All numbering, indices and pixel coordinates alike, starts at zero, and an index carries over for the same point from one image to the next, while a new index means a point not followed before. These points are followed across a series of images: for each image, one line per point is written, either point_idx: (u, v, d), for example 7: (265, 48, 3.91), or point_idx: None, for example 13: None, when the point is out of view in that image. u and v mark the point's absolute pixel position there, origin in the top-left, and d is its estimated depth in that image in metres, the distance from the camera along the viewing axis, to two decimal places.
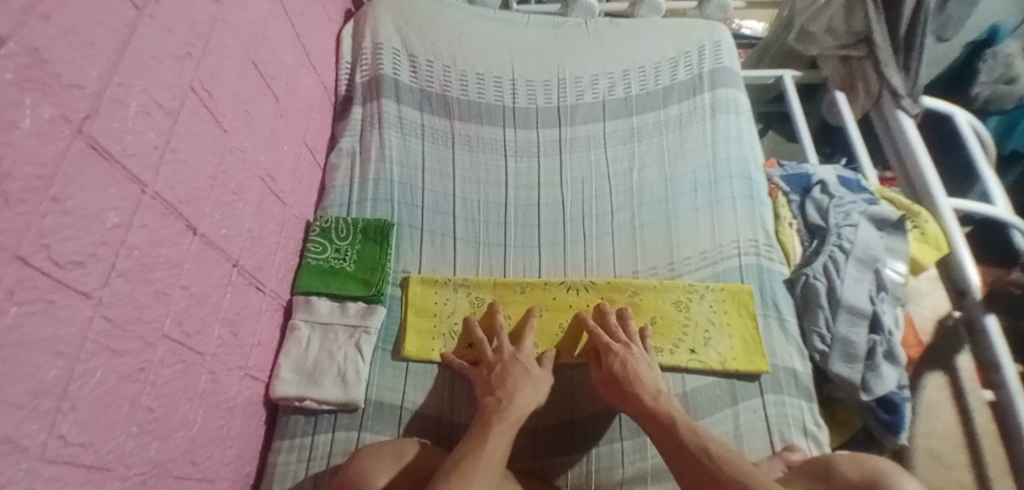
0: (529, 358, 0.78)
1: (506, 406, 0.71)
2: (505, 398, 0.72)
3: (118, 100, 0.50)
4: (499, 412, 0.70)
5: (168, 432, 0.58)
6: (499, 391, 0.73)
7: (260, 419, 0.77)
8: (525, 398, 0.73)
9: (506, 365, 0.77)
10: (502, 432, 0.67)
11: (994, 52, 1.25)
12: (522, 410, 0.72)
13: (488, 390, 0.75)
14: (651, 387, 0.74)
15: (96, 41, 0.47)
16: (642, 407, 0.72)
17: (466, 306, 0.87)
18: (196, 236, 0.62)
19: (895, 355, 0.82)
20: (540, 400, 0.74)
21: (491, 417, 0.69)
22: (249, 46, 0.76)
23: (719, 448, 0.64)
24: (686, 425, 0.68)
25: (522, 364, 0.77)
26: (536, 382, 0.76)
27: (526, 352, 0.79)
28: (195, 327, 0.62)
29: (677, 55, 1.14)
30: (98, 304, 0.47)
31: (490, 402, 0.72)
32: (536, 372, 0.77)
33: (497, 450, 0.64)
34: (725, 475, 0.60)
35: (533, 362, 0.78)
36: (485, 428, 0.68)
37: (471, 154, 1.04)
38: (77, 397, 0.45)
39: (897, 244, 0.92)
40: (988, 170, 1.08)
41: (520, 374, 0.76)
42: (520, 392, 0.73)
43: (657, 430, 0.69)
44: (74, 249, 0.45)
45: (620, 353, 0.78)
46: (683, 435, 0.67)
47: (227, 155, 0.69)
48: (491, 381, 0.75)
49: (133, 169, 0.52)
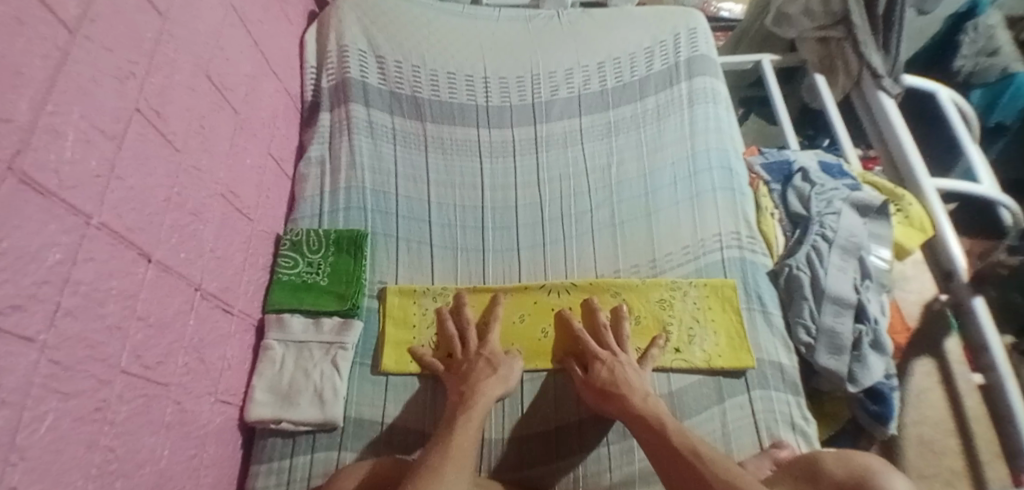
0: (494, 348, 0.79)
1: (470, 398, 0.71)
2: (472, 389, 0.73)
3: (53, 130, 0.47)
4: (463, 405, 0.71)
5: (132, 470, 0.55)
6: (462, 386, 0.74)
7: (236, 443, 0.75)
8: (491, 388, 0.73)
9: (477, 358, 0.77)
10: (467, 419, 0.68)
11: (976, 25, 1.23)
12: (488, 398, 0.72)
13: (457, 383, 0.75)
14: (639, 390, 0.73)
15: (25, 70, 0.44)
16: (627, 408, 0.71)
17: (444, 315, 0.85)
18: (151, 263, 0.59)
19: (882, 344, 0.81)
20: (507, 390, 0.75)
21: (456, 410, 0.70)
22: (201, 58, 0.73)
23: (709, 449, 0.63)
24: (676, 428, 0.66)
25: (486, 358, 0.77)
26: (503, 374, 0.76)
27: (491, 346, 0.79)
28: (156, 358, 0.59)
29: (653, 44, 1.11)
30: (44, 347, 0.45)
31: (454, 400, 0.73)
32: (501, 357, 0.78)
33: (466, 442, 0.64)
34: (716, 478, 0.58)
35: (498, 353, 0.79)
36: (451, 421, 0.68)
37: (445, 157, 1.02)
38: (28, 447, 0.43)
39: (880, 229, 0.90)
40: (972, 145, 1.07)
41: (484, 367, 0.76)
42: (483, 381, 0.74)
43: (645, 433, 0.68)
44: (13, 291, 0.42)
45: (606, 361, 0.76)
46: (672, 435, 0.65)
47: (182, 175, 0.66)
48: (458, 378, 0.76)
49: (74, 201, 0.49)
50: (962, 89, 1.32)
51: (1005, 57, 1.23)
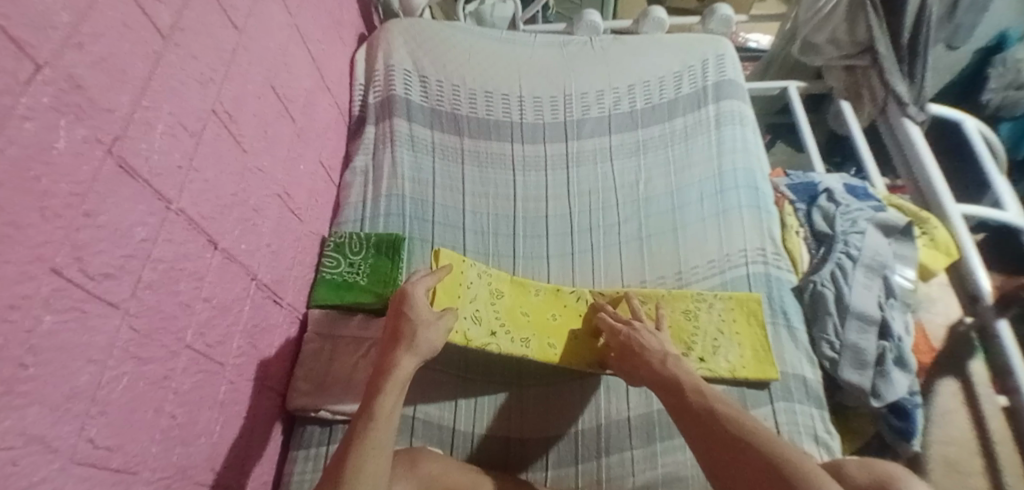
0: (418, 303, 0.72)
1: (394, 359, 0.66)
2: (390, 358, 0.67)
3: (146, 123, 0.53)
4: (386, 359, 0.67)
5: (189, 439, 0.60)
6: (389, 345, 0.69)
7: (278, 428, 0.80)
8: (414, 346, 0.68)
9: (401, 318, 0.71)
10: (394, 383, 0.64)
11: (1003, 59, 1.26)
12: (415, 353, 0.68)
13: (384, 347, 0.69)
14: (657, 353, 0.72)
15: (125, 69, 0.51)
16: (650, 371, 0.70)
17: (486, 295, 0.88)
18: (217, 250, 0.65)
19: (906, 361, 0.82)
20: (435, 338, 0.70)
21: (379, 370, 0.66)
22: (268, 70, 0.81)
23: (724, 406, 0.60)
24: (719, 402, 0.61)
25: (409, 319, 0.71)
26: (424, 323, 0.70)
27: (414, 295, 0.73)
28: (216, 338, 0.64)
29: (682, 69, 1.16)
30: (126, 314, 0.49)
31: (382, 356, 0.68)
32: (430, 314, 0.72)
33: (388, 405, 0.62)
34: (726, 432, 0.57)
35: (419, 299, 0.73)
36: (374, 384, 0.64)
37: (480, 170, 1.07)
38: (106, 402, 0.47)
39: (905, 250, 0.93)
40: (999, 176, 1.07)
41: (406, 319, 0.71)
42: (409, 336, 0.69)
43: (668, 395, 0.66)
44: (106, 261, 0.47)
45: (625, 331, 0.77)
46: (689, 395, 0.63)
47: (247, 174, 0.73)
48: (390, 332, 0.71)
49: (159, 187, 0.55)
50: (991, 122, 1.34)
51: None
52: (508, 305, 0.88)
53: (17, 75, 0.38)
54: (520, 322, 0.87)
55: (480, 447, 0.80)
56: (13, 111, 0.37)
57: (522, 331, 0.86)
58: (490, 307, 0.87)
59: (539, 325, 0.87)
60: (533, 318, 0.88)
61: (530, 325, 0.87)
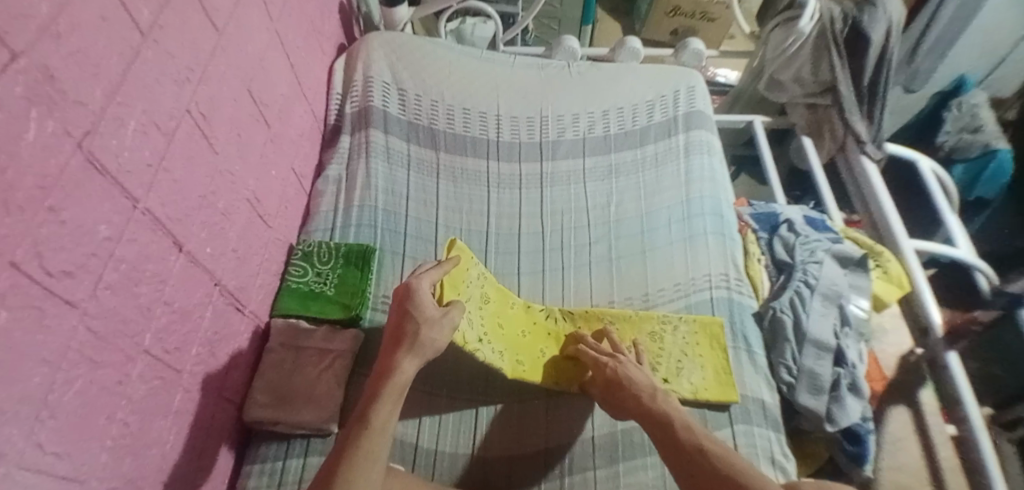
0: (423, 300, 0.71)
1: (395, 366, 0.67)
2: (391, 361, 0.68)
3: (118, 119, 0.51)
4: (387, 366, 0.68)
5: (141, 449, 0.57)
6: (392, 349, 0.69)
7: (231, 442, 0.76)
8: (416, 350, 0.68)
9: (406, 315, 0.71)
10: (393, 393, 0.65)
11: (959, 104, 1.43)
12: (416, 356, 0.68)
13: (388, 345, 0.70)
14: (647, 388, 0.75)
15: (101, 62, 0.49)
16: (641, 408, 0.72)
17: (479, 297, 0.84)
18: (182, 253, 0.63)
19: (859, 388, 0.86)
20: (440, 338, 0.70)
21: (378, 377, 0.67)
22: (246, 74, 0.80)
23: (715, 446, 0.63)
24: (704, 436, 0.65)
25: (414, 317, 0.70)
26: (431, 322, 0.70)
27: (421, 292, 0.71)
28: (175, 344, 0.62)
29: (655, 98, 1.20)
30: (83, 315, 0.47)
31: (384, 361, 0.69)
32: (435, 311, 0.71)
33: (384, 416, 0.63)
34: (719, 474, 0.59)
35: (426, 298, 0.71)
36: (372, 392, 0.65)
37: (455, 185, 1.08)
38: (57, 406, 0.44)
39: (860, 281, 0.97)
40: (951, 215, 1.15)
41: (411, 321, 0.70)
42: (413, 339, 0.69)
43: (659, 432, 0.68)
44: (65, 258, 0.45)
45: (609, 365, 0.78)
46: (681, 433, 0.66)
47: (217, 177, 0.71)
48: (394, 333, 0.71)
49: (127, 185, 0.53)
50: (946, 163, 1.46)
51: (986, 134, 1.37)
52: (492, 311, 0.86)
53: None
54: (497, 333, 0.85)
55: (443, 465, 0.79)
56: None
57: (498, 342, 0.84)
58: (478, 311, 0.83)
59: (511, 340, 0.86)
60: (507, 333, 0.86)
61: (504, 338, 0.85)
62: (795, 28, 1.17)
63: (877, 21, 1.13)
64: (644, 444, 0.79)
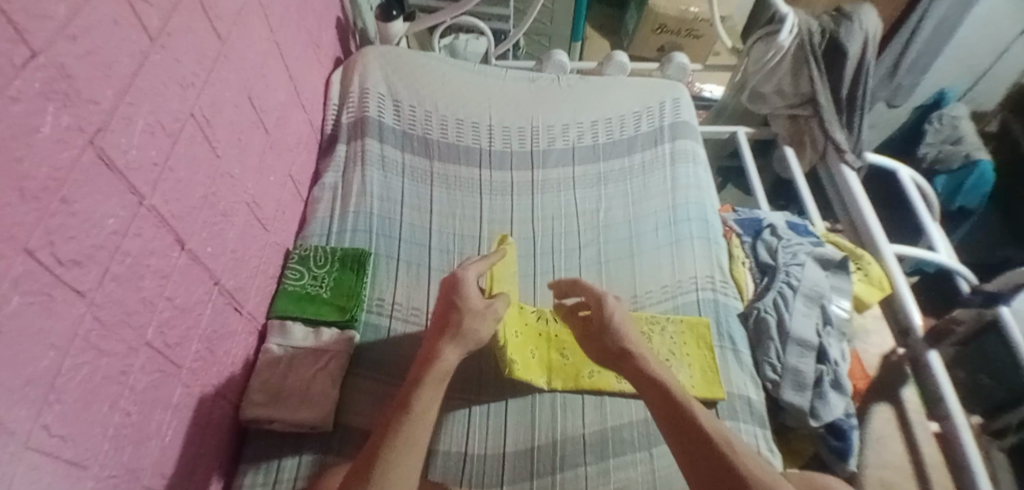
0: (468, 291, 0.75)
1: (437, 355, 0.69)
2: (435, 349, 0.70)
3: (127, 118, 0.54)
4: (430, 355, 0.69)
5: (141, 440, 0.58)
6: (436, 339, 0.71)
7: (227, 439, 0.77)
8: (463, 340, 0.71)
9: (451, 307, 0.74)
10: (436, 382, 0.66)
11: (940, 116, 1.48)
12: (464, 344, 0.71)
13: (432, 335, 0.73)
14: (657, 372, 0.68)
15: (112, 65, 0.52)
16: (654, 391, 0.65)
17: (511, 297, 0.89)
18: (183, 251, 0.65)
19: (842, 385, 0.88)
20: (486, 328, 0.73)
21: (420, 365, 0.68)
22: (247, 82, 0.83)
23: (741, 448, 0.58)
24: (706, 419, 0.61)
25: (459, 308, 0.74)
26: (479, 313, 0.74)
27: (467, 285, 0.76)
28: (175, 338, 0.63)
29: (641, 109, 1.24)
30: (90, 304, 0.49)
31: (428, 350, 0.71)
32: (479, 303, 0.75)
33: (427, 405, 0.63)
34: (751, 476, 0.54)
35: (472, 291, 0.76)
36: (415, 380, 0.66)
37: (448, 192, 1.11)
38: (63, 390, 0.46)
39: (841, 282, 1.00)
40: (934, 225, 1.19)
41: (457, 313, 0.73)
42: (462, 327, 0.72)
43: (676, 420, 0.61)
44: (75, 248, 0.47)
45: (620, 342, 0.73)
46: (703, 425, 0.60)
47: (218, 179, 0.73)
48: (441, 324, 0.73)
49: (133, 182, 0.55)
50: (929, 175, 1.52)
51: (966, 146, 1.44)
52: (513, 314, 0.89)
53: (12, 58, 0.39)
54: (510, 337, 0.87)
55: (436, 464, 0.79)
56: (5, 90, 0.38)
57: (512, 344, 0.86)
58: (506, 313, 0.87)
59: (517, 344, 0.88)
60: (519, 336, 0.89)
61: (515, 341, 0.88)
62: (775, 42, 1.20)
63: (854, 36, 1.19)
64: (634, 441, 0.81)
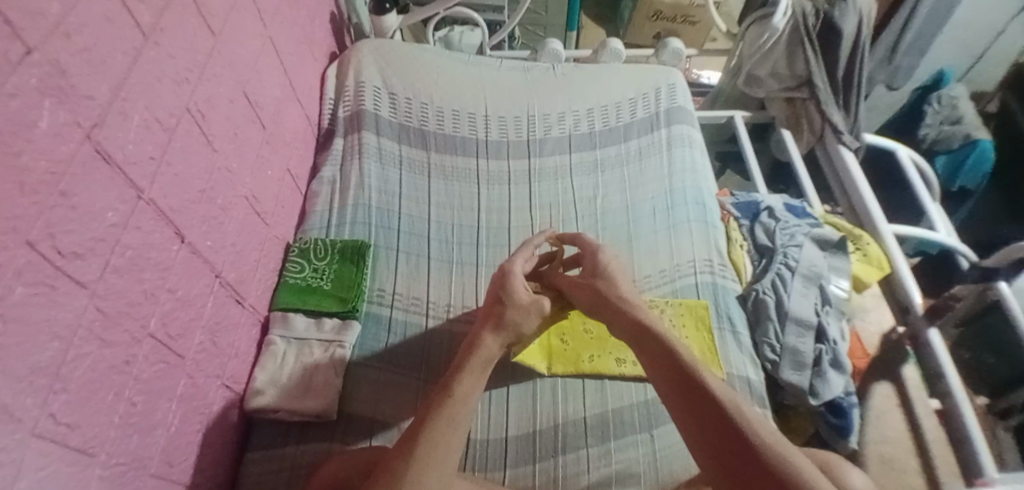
0: (515, 286, 0.78)
1: (478, 346, 0.71)
2: (477, 339, 0.72)
3: (123, 113, 0.55)
4: (473, 344, 0.71)
5: (147, 429, 0.59)
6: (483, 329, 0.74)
7: (233, 429, 0.78)
8: (509, 330, 0.73)
9: (498, 301, 0.77)
10: (478, 369, 0.67)
11: (939, 97, 1.47)
12: (507, 334, 0.73)
13: (479, 324, 0.76)
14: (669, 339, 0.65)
15: (107, 60, 0.53)
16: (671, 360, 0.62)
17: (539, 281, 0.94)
18: (183, 244, 0.66)
19: (841, 363, 0.90)
20: (530, 323, 0.75)
21: (462, 352, 0.71)
22: (241, 77, 0.83)
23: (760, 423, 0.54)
24: (731, 396, 0.57)
25: (504, 303, 0.76)
26: (526, 306, 0.76)
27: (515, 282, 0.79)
28: (178, 330, 0.64)
29: (637, 95, 1.24)
30: (92, 295, 0.50)
31: (475, 338, 0.73)
32: (525, 298, 0.77)
33: (466, 389, 0.64)
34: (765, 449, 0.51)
35: (520, 287, 0.78)
36: (457, 366, 0.68)
37: (446, 183, 1.11)
38: (68, 379, 0.47)
39: (839, 262, 1.02)
40: (934, 206, 1.19)
41: (503, 306, 0.76)
42: (506, 318, 0.74)
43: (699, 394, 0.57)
44: (75, 241, 0.48)
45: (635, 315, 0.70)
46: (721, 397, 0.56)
47: (216, 173, 0.74)
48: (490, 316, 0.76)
49: (132, 176, 0.56)
50: (929, 155, 1.51)
51: (966, 125, 1.43)
52: None
53: (7, 55, 0.40)
54: None
55: None
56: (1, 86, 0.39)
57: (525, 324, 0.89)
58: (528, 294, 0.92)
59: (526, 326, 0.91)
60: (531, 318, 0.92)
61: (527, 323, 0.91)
62: (770, 25, 1.19)
63: (848, 16, 1.18)
64: (634, 422, 0.82)
